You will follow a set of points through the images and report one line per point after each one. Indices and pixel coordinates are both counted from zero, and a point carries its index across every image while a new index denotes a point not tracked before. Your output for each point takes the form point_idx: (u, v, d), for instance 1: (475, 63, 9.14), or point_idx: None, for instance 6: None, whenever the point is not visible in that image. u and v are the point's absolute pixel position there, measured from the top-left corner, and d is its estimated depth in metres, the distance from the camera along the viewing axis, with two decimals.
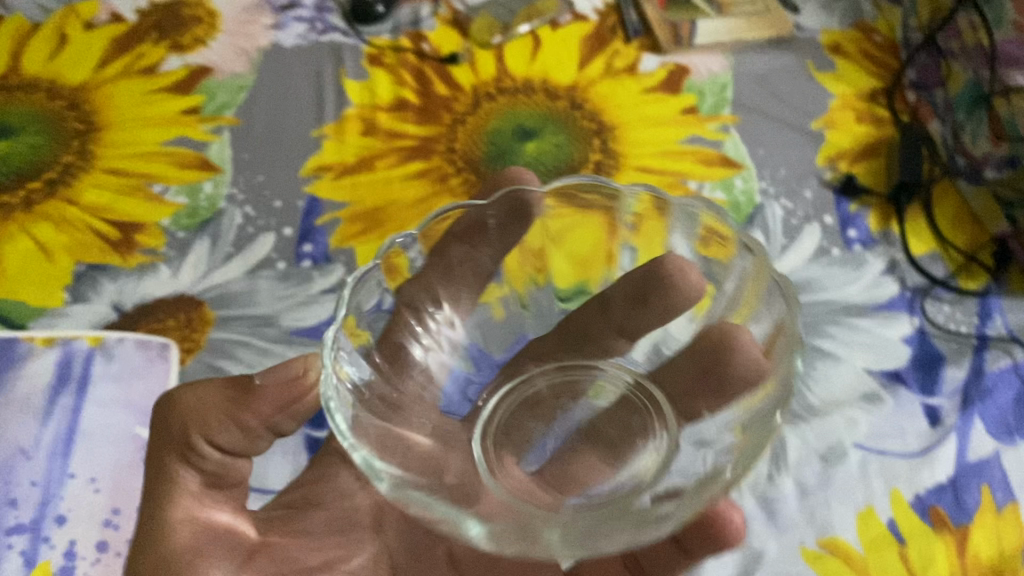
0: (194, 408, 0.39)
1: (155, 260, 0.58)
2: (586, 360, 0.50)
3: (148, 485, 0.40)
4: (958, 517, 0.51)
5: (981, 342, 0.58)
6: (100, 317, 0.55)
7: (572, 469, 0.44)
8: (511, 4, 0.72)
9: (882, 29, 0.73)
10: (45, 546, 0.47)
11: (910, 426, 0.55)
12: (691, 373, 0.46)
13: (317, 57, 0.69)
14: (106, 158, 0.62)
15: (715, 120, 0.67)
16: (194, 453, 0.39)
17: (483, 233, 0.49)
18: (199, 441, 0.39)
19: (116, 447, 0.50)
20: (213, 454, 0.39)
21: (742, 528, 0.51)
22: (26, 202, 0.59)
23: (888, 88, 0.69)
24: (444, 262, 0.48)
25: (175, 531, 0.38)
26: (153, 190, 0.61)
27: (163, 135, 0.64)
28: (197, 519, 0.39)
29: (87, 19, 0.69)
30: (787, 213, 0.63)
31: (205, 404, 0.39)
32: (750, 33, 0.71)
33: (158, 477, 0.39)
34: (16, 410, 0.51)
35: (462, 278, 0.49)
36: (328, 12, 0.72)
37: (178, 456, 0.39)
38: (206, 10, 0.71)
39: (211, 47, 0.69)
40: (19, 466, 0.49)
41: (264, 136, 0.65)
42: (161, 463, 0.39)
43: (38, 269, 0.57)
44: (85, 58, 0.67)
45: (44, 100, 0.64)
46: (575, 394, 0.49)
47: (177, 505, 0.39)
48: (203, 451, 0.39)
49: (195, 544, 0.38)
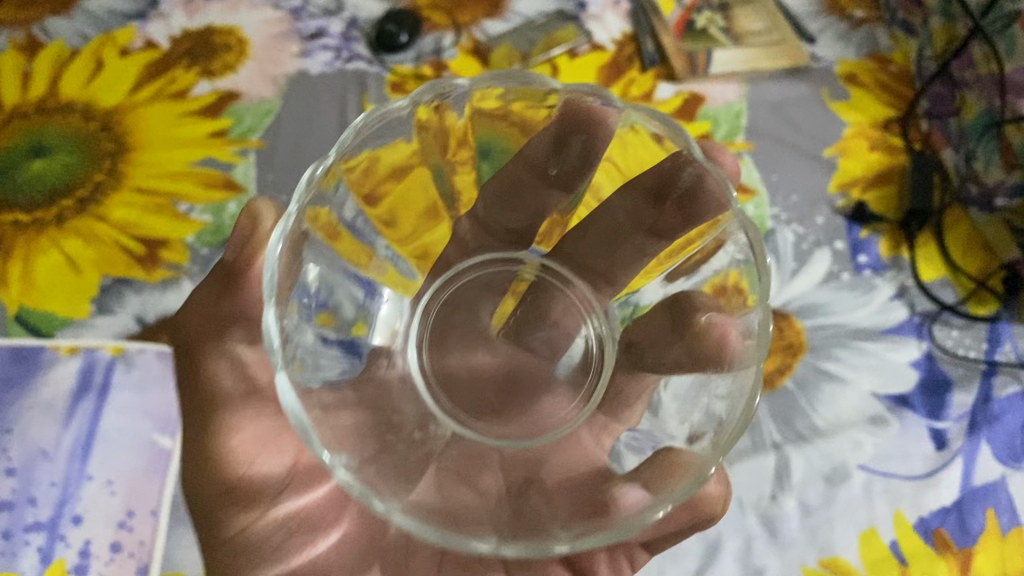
0: (210, 312, 0.44)
1: (178, 275, 0.60)
2: (570, 276, 0.53)
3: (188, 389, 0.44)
4: (961, 539, 0.53)
5: (990, 368, 0.58)
6: (122, 328, 0.58)
7: (540, 406, 0.49)
8: (530, 34, 0.74)
9: (898, 59, 0.73)
10: (61, 544, 0.49)
11: (916, 449, 0.55)
12: (657, 327, 0.46)
13: (342, 84, 0.71)
14: (135, 177, 0.64)
15: (728, 146, 0.68)
16: (225, 349, 0.43)
17: (549, 164, 0.49)
18: (230, 338, 0.43)
19: (133, 452, 0.52)
20: (242, 349, 0.44)
21: (744, 545, 0.52)
22: (58, 218, 0.62)
23: (902, 117, 0.70)
24: (515, 185, 0.50)
25: (223, 434, 0.43)
26: (179, 208, 0.63)
27: (190, 156, 0.66)
28: (239, 426, 0.43)
29: (122, 45, 0.72)
30: (798, 238, 0.63)
31: (217, 307, 0.44)
32: (767, 63, 0.71)
33: (197, 380, 0.44)
34: (38, 413, 0.53)
35: (521, 197, 0.51)
36: (353, 41, 0.73)
37: (211, 355, 0.43)
38: (235, 37, 0.73)
39: (239, 73, 0.71)
40: (40, 466, 0.51)
41: (289, 159, 0.67)
42: (197, 366, 0.44)
43: (66, 281, 0.60)
44: (119, 82, 0.70)
45: (78, 121, 0.67)
46: (551, 314, 0.52)
47: (222, 412, 0.43)
48: (232, 347, 0.43)
49: (245, 443, 0.44)
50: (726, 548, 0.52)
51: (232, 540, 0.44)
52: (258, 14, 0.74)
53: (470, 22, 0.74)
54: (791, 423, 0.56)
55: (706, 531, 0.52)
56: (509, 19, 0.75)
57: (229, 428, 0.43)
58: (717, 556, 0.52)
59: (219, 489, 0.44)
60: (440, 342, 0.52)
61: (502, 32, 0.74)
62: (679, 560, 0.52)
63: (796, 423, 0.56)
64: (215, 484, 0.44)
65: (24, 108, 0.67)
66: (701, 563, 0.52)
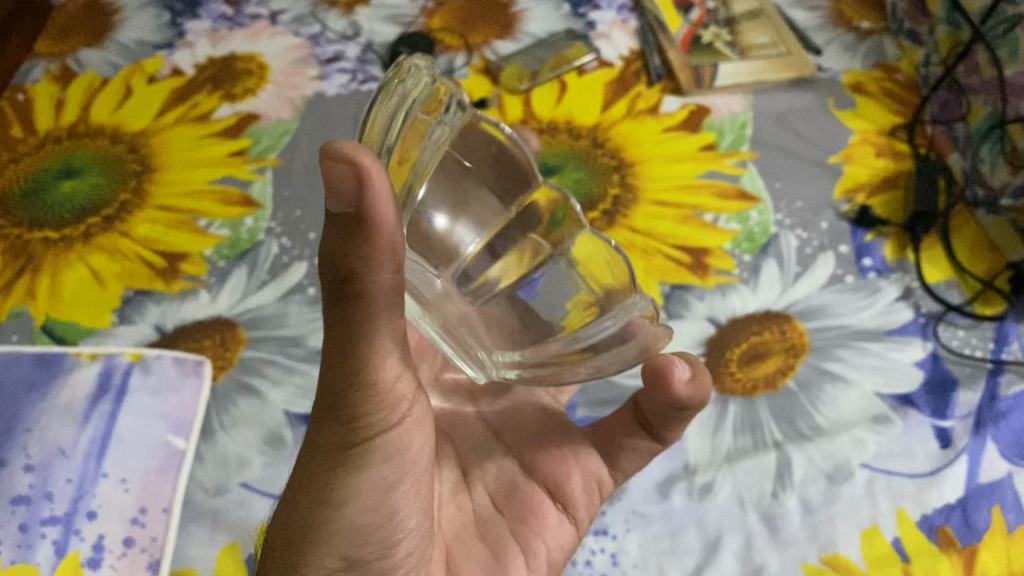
0: (346, 530, 0.36)
1: (196, 285, 0.62)
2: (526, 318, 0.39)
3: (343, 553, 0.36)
4: (966, 537, 0.51)
5: (996, 366, 0.58)
6: (142, 337, 0.60)
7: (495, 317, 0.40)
8: (540, 53, 0.76)
9: (905, 68, 0.74)
10: (76, 538, 0.51)
11: (919, 447, 0.55)
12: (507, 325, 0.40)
13: (358, 104, 0.73)
14: (158, 195, 0.67)
15: (733, 156, 0.69)
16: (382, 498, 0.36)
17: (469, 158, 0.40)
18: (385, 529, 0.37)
19: (148, 453, 0.54)
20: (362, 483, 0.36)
21: (745, 543, 0.52)
22: (85, 235, 0.65)
23: (908, 124, 0.71)
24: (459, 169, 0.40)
25: (351, 488, 0.35)
26: (199, 223, 0.66)
27: (210, 175, 0.69)
28: (409, 508, 0.37)
29: (151, 73, 0.76)
30: (802, 243, 0.64)
31: (358, 520, 0.36)
32: (772, 75, 0.73)
33: (335, 534, 0.35)
34: (58, 415, 0.55)
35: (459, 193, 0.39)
36: (369, 64, 0.76)
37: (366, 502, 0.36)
38: (258, 63, 0.76)
39: (260, 96, 0.74)
40: (57, 463, 0.54)
41: (303, 174, 0.69)
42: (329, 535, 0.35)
43: (90, 292, 0.62)
44: (146, 108, 0.73)
45: (108, 144, 0.70)
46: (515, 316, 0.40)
47: (361, 479, 0.35)
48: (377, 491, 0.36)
49: (383, 480, 0.36)
50: (727, 545, 0.52)
51: (368, 467, 0.35)
52: (279, 41, 0.78)
53: (482, 43, 0.77)
54: (793, 422, 0.56)
55: (706, 528, 0.52)
56: (520, 38, 0.77)
57: (372, 478, 0.36)
58: (717, 553, 0.52)
59: (371, 502, 0.36)
60: (370, 490, 0.36)
61: (512, 51, 0.76)
62: (677, 557, 0.52)
63: (798, 422, 0.56)
64: (368, 503, 0.36)
65: (57, 133, 0.71)
66: (698, 562, 0.52)
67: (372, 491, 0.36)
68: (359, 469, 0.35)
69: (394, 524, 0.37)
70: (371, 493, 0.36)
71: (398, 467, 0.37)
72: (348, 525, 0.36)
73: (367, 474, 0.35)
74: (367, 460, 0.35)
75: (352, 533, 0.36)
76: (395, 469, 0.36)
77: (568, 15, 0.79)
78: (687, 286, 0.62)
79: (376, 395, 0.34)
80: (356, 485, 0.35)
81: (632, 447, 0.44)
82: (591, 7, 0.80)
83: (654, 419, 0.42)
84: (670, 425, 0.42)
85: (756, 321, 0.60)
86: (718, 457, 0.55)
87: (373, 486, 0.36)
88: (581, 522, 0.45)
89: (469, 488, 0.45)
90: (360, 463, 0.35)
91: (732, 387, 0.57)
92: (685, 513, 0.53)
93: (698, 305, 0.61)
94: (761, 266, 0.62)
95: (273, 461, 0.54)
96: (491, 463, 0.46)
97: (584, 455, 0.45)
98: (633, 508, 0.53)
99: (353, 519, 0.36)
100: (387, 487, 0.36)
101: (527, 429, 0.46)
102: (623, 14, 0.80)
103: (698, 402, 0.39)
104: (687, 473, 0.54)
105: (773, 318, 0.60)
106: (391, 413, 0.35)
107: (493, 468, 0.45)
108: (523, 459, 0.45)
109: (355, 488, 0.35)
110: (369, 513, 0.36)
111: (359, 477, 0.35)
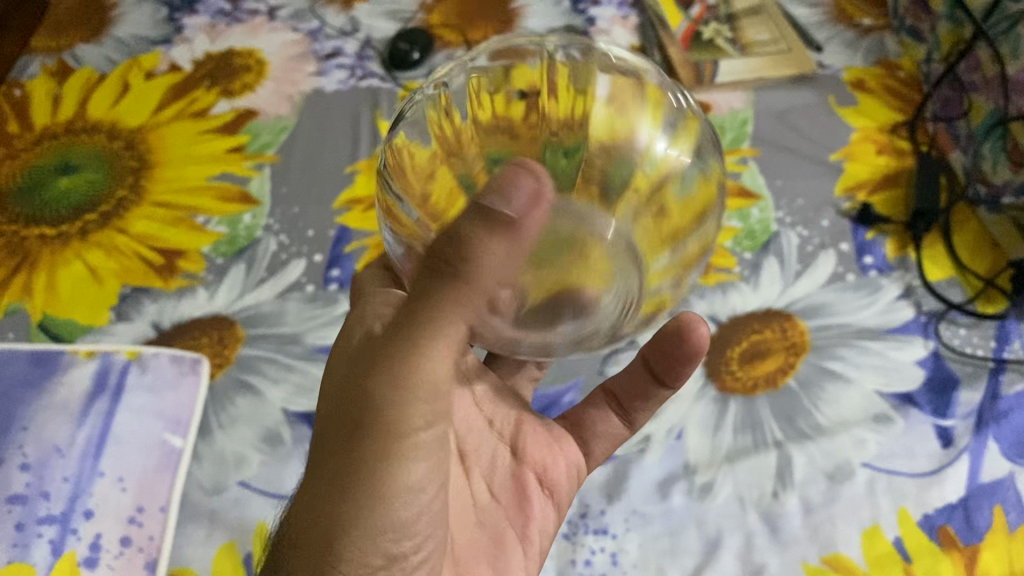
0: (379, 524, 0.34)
1: (194, 283, 0.62)
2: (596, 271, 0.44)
3: (374, 544, 0.34)
4: (967, 536, 0.51)
5: (998, 365, 0.58)
6: (139, 334, 0.60)
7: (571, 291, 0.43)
8: None
9: (906, 65, 0.74)
10: (72, 537, 0.51)
11: (920, 447, 0.54)
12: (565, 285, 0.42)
13: (356, 101, 0.73)
14: (156, 192, 0.67)
15: (733, 153, 0.69)
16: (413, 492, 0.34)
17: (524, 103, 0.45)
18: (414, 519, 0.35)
19: (144, 452, 0.54)
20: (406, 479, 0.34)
21: (745, 543, 0.52)
22: (81, 232, 0.64)
23: (909, 121, 0.70)
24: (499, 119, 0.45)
25: (392, 482, 0.33)
26: (197, 220, 0.66)
27: (208, 171, 0.68)
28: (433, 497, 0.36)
29: (148, 69, 0.75)
30: (803, 241, 0.64)
31: (396, 514, 0.34)
32: (772, 71, 0.73)
33: (374, 527, 0.34)
34: (55, 413, 0.55)
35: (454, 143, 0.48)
36: (368, 60, 0.76)
37: (402, 495, 0.34)
38: (256, 59, 0.76)
39: (258, 92, 0.74)
40: (53, 462, 0.53)
41: (302, 170, 0.68)
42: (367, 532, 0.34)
43: (87, 290, 0.62)
44: (143, 104, 0.73)
45: (105, 139, 0.70)
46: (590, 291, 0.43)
47: (400, 475, 0.34)
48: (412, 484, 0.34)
49: (418, 476, 0.34)
50: (727, 545, 0.52)
51: (408, 461, 0.33)
52: (278, 37, 0.78)
53: (482, 39, 0.77)
54: (793, 421, 0.56)
55: (706, 528, 0.52)
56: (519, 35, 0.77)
57: (412, 473, 0.34)
58: (717, 553, 0.51)
59: (404, 493, 0.34)
60: (405, 485, 0.34)
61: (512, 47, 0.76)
62: (677, 557, 0.51)
63: (798, 421, 0.56)
64: (403, 496, 0.34)
65: (54, 129, 0.70)
66: (698, 562, 0.51)
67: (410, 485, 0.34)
68: (402, 463, 0.33)
69: (425, 514, 0.36)
70: (409, 485, 0.34)
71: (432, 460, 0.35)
72: (388, 520, 0.34)
73: (408, 471, 0.34)
74: (409, 455, 0.33)
75: (391, 526, 0.34)
76: (431, 463, 0.35)
77: (568, 11, 0.79)
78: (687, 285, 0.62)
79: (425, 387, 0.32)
80: (398, 479, 0.34)
81: (605, 431, 0.49)
82: (591, 2, 0.80)
83: (633, 395, 0.48)
84: (648, 399, 0.48)
85: (756, 319, 0.60)
86: (718, 456, 0.55)
87: (412, 480, 0.34)
88: (562, 509, 0.47)
89: (468, 473, 0.44)
90: (400, 457, 0.33)
91: (731, 386, 0.57)
92: (685, 512, 0.53)
93: (698, 303, 0.61)
94: (762, 265, 0.62)
95: (271, 460, 0.54)
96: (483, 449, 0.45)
97: (565, 443, 0.48)
98: (633, 507, 0.53)
99: (397, 514, 0.34)
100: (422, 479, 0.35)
101: (513, 416, 0.47)
102: (623, 10, 0.79)
103: (685, 377, 0.46)
104: (687, 472, 0.54)
105: (773, 316, 0.60)
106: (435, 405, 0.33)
107: (487, 452, 0.45)
108: (515, 447, 0.46)
109: (396, 481, 0.33)
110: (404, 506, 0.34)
111: (403, 470, 0.34)
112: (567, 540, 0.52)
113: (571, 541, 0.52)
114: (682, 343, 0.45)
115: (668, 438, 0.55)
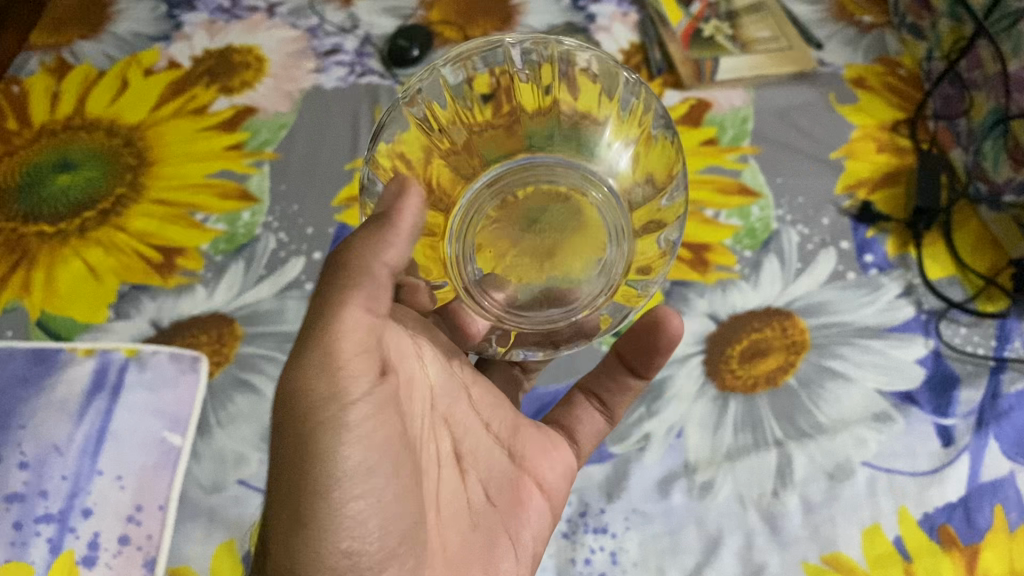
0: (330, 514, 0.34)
1: (193, 281, 0.62)
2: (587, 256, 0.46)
3: (330, 534, 0.34)
4: (967, 536, 0.51)
5: (999, 364, 0.58)
6: (138, 331, 0.60)
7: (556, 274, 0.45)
8: None
9: (906, 63, 0.74)
10: (71, 535, 0.51)
11: (921, 447, 0.54)
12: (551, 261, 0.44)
13: (356, 98, 0.73)
14: (154, 189, 0.66)
15: (733, 151, 0.69)
16: (360, 477, 0.34)
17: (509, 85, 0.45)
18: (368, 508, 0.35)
19: (143, 450, 0.54)
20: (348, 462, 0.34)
21: (746, 542, 0.52)
22: (80, 230, 0.64)
23: (910, 118, 0.70)
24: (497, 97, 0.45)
25: (329, 464, 0.33)
26: (196, 217, 0.65)
27: (207, 169, 0.68)
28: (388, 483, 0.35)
29: (147, 66, 0.75)
30: (803, 239, 0.64)
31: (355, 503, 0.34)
32: (773, 69, 0.73)
33: (324, 516, 0.34)
34: (54, 411, 0.55)
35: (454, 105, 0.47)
36: (367, 57, 0.76)
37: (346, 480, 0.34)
38: (255, 56, 0.76)
39: (257, 89, 0.73)
40: (52, 460, 0.53)
41: (301, 168, 0.68)
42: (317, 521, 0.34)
43: (87, 288, 0.62)
44: (142, 100, 0.72)
45: (103, 136, 0.69)
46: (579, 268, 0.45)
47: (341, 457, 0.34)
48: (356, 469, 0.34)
49: (360, 460, 0.34)
50: (727, 544, 0.52)
51: (342, 443, 0.34)
52: (277, 33, 0.77)
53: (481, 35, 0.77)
54: (793, 419, 0.55)
55: (706, 526, 0.52)
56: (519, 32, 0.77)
57: (351, 456, 0.34)
58: (717, 553, 0.51)
59: (350, 479, 0.34)
60: (352, 471, 0.34)
61: None
62: (677, 556, 0.51)
63: (799, 420, 0.55)
64: (348, 481, 0.34)
65: (52, 126, 0.70)
66: (698, 560, 0.51)
67: (353, 469, 0.34)
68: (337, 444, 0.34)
69: (380, 502, 0.35)
70: (352, 470, 0.34)
71: (372, 442, 0.34)
72: (340, 511, 0.34)
73: (348, 454, 0.34)
74: (339, 436, 0.33)
75: (348, 518, 0.34)
76: (373, 450, 0.35)
77: (568, 7, 0.79)
78: (687, 284, 0.62)
79: (335, 364, 0.33)
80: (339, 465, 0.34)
81: (585, 415, 0.50)
82: None
83: (609, 386, 0.50)
84: (622, 389, 0.50)
85: (756, 317, 0.59)
86: (719, 455, 0.54)
87: (354, 464, 0.34)
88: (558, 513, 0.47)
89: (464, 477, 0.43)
90: (332, 438, 0.34)
91: (731, 385, 0.57)
92: (684, 512, 0.53)
93: (698, 301, 0.61)
94: (762, 264, 0.62)
95: None
96: (480, 452, 0.44)
97: (559, 448, 0.48)
98: (633, 505, 0.53)
99: (350, 504, 0.34)
100: (368, 462, 0.34)
101: (509, 421, 0.46)
102: (623, 6, 0.79)
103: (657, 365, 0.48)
104: (687, 471, 0.54)
105: (774, 314, 0.59)
106: (353, 383, 0.34)
107: (484, 454, 0.44)
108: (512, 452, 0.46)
109: (340, 464, 0.34)
110: (351, 490, 0.34)
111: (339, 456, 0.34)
112: (567, 538, 0.52)
113: (571, 540, 0.52)
114: (659, 328, 0.46)
115: (668, 437, 0.55)
